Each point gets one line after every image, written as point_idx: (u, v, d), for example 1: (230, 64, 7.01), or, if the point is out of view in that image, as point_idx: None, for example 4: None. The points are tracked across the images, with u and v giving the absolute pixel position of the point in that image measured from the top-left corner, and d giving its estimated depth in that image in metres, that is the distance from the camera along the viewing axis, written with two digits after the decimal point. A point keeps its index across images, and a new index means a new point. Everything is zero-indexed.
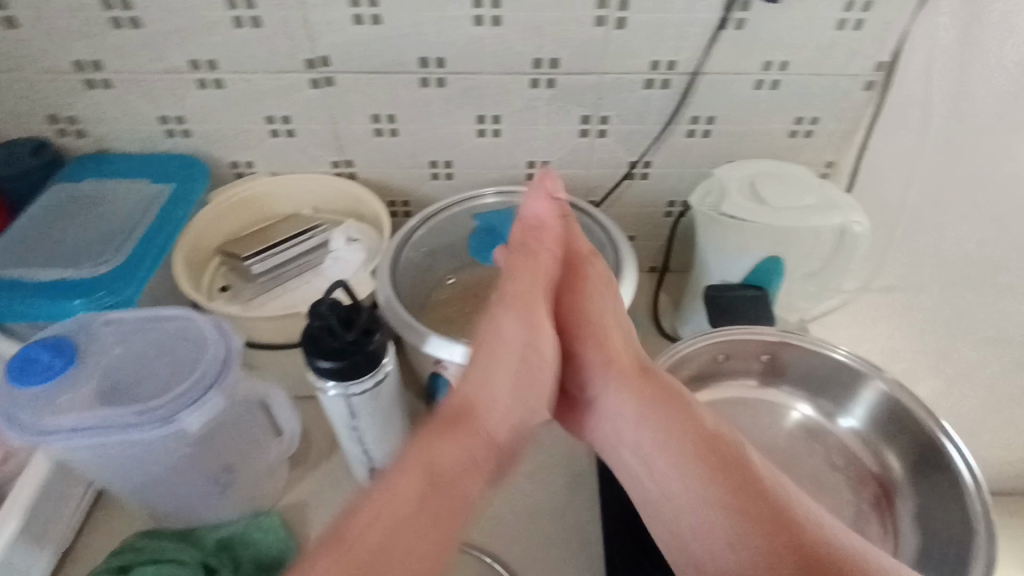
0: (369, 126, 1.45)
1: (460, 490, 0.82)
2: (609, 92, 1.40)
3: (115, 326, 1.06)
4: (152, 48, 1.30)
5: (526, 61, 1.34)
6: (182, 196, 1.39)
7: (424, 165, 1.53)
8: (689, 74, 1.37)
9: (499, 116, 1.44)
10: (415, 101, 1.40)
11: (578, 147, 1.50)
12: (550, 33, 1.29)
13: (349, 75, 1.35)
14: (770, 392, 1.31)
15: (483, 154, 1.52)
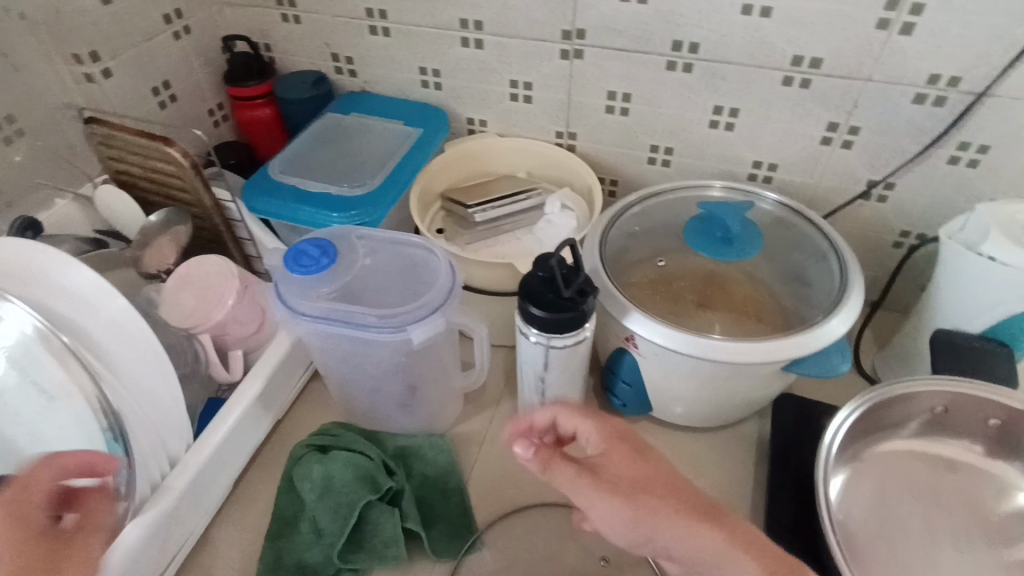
0: (603, 101, 1.48)
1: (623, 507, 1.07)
2: (870, 102, 1.29)
3: (366, 241, 1.21)
4: (433, 4, 1.44)
5: (784, 58, 1.28)
6: (426, 141, 1.55)
7: (645, 148, 1.53)
8: (975, 94, 1.21)
9: (737, 110, 1.39)
10: (656, 83, 1.41)
11: (814, 155, 1.41)
12: (821, 31, 1.22)
13: (599, 49, 1.39)
14: (996, 465, 1.17)
15: (708, 147, 1.48)
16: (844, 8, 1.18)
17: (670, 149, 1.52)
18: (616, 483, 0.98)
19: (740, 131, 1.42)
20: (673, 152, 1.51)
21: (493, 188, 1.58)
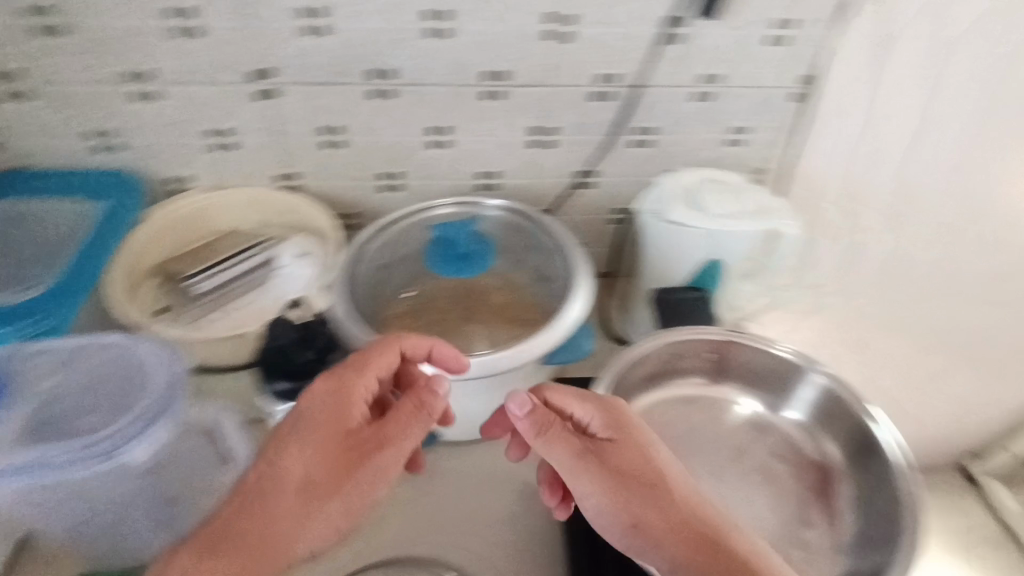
0: (419, 139, 1.05)
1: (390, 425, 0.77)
2: (749, 89, 1.00)
3: (40, 352, 0.82)
4: (145, 65, 0.93)
5: (655, 29, 0.93)
6: (112, 228, 1.01)
7: (473, 175, 1.11)
8: (807, 77, 1.00)
9: (606, 116, 1.04)
10: (473, 110, 1.02)
11: (708, 161, 1.11)
12: (705, 11, 0.91)
13: (408, 90, 0.99)
14: (725, 389, 1.01)
15: (562, 159, 1.10)
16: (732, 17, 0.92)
17: (529, 149, 1.06)
18: (320, 452, 0.72)
19: (590, 149, 1.08)
20: (526, 147, 1.06)
21: (224, 243, 1.11)
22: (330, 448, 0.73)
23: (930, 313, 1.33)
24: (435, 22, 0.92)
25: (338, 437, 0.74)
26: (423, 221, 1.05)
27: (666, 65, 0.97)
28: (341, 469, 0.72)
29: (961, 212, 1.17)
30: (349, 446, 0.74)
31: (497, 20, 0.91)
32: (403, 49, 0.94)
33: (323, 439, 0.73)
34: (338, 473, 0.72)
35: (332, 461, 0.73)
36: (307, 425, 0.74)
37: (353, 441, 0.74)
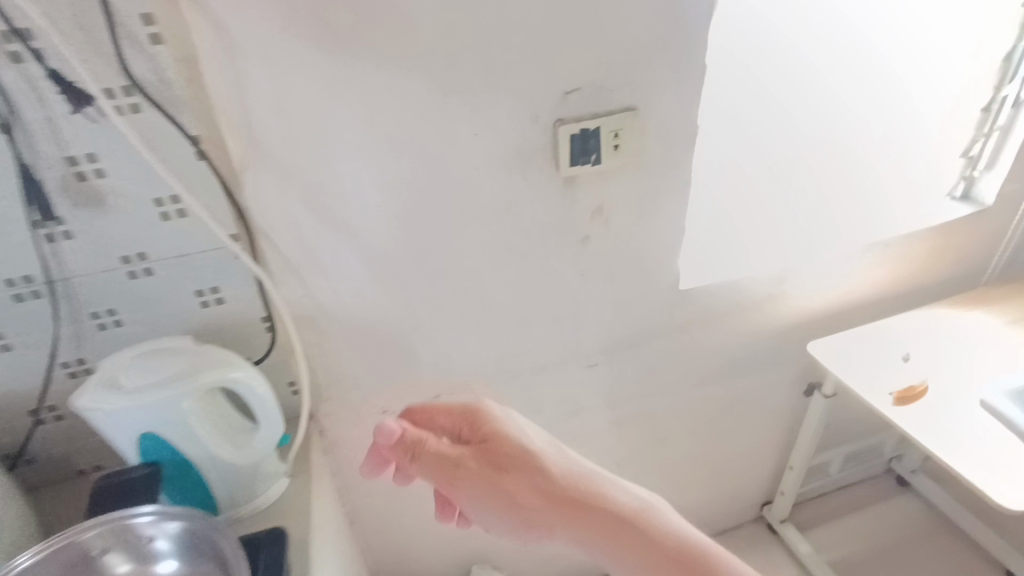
0: (70, 297, 0.70)
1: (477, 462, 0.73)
2: (535, 179, 0.83)
3: None
4: None
5: (402, 163, 0.77)
6: None
7: (133, 317, 0.73)
8: (601, 214, 0.90)
9: (301, 232, 0.77)
10: (150, 234, 0.69)
11: (502, 240, 0.87)
12: (465, 132, 0.77)
13: (56, 240, 0.66)
14: None
15: (292, 279, 0.79)
16: (503, 167, 0.81)
17: (141, 295, 0.72)
18: (501, 491, 0.71)
19: (289, 263, 0.78)
20: (172, 297, 0.74)
21: None
22: (495, 488, 0.71)
23: (743, 392, 1.27)
24: (307, 184, 0.74)
25: (499, 457, 0.73)
26: (213, 364, 0.68)
27: (533, 176, 0.83)
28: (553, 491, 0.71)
29: (825, 309, 1.19)
30: (496, 478, 0.71)
31: (325, 196, 0.75)
32: (201, 198, 0.68)
33: (491, 474, 0.72)
34: (558, 502, 0.70)
35: (536, 486, 0.71)
36: (479, 483, 0.71)
37: (488, 458, 0.73)
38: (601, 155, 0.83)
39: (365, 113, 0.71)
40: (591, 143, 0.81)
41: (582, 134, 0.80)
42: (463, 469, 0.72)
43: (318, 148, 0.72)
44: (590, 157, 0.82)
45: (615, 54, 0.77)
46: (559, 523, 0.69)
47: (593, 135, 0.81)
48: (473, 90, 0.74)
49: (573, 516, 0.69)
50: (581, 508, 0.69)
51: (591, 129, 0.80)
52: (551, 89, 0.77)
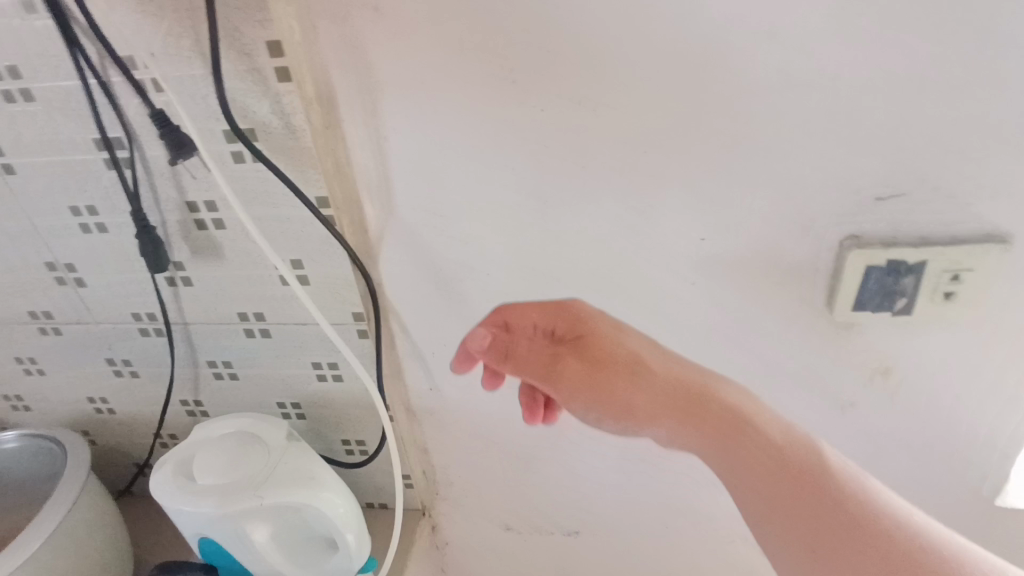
0: (191, 342, 0.62)
1: (574, 367, 0.53)
2: (786, 314, 0.53)
3: None
4: None
5: (585, 258, 0.53)
6: None
7: (250, 375, 0.64)
8: (887, 379, 0.56)
9: (439, 319, 0.59)
10: (268, 295, 0.57)
11: None
12: (687, 230, 0.50)
13: (178, 284, 0.58)
14: None
15: (421, 367, 0.63)
16: (739, 287, 0.52)
17: (257, 352, 0.62)
18: (597, 376, 0.53)
19: (421, 350, 0.61)
20: (288, 362, 0.62)
21: None
22: (609, 387, 0.53)
23: None
24: (453, 267, 0.55)
25: (610, 387, 0.53)
26: (291, 472, 0.57)
27: (783, 310, 0.53)
28: (684, 400, 0.51)
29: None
30: (612, 395, 0.53)
31: (474, 285, 0.56)
32: (323, 266, 0.54)
33: (589, 363, 0.53)
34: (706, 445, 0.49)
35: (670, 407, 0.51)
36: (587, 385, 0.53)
37: (589, 356, 0.53)
38: (914, 303, 0.49)
39: (542, 189, 0.50)
40: (901, 283, 0.49)
41: (888, 269, 0.48)
42: (563, 374, 0.54)
43: (474, 225, 0.52)
44: (891, 303, 0.50)
45: (988, 147, 0.43)
46: (702, 447, 0.50)
47: (908, 273, 0.48)
48: (712, 176, 0.47)
49: (725, 457, 0.48)
50: (738, 461, 0.47)
51: (908, 262, 0.48)
52: (844, 188, 0.46)
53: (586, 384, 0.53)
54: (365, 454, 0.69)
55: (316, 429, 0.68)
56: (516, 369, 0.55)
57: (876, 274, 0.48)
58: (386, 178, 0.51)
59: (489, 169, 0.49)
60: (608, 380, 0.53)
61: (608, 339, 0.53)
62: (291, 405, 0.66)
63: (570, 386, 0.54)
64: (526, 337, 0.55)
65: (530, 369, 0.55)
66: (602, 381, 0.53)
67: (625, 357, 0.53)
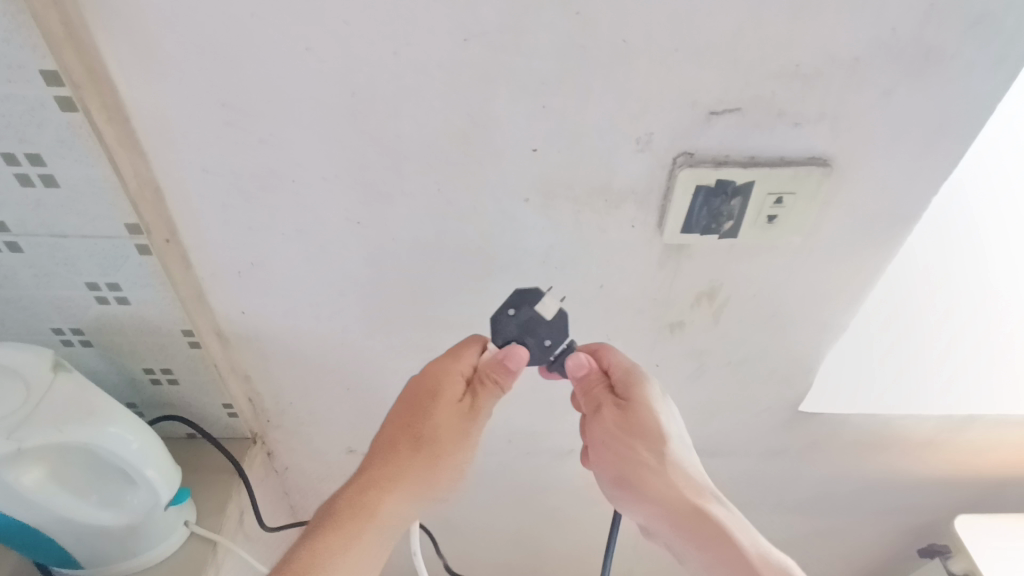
0: None
1: (625, 446, 0.56)
2: (620, 236, 0.51)
3: None
4: None
5: (407, 169, 0.47)
6: None
7: (8, 298, 0.53)
8: (712, 301, 0.56)
9: (241, 233, 0.50)
10: (5, 200, 0.45)
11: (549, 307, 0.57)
12: (518, 141, 0.45)
13: None
14: None
15: (227, 288, 0.54)
16: (573, 206, 0.49)
17: (10, 270, 0.50)
18: (616, 439, 0.56)
19: (224, 270, 0.53)
20: (52, 282, 0.51)
21: None
22: (611, 448, 0.56)
23: (838, 535, 0.93)
24: (251, 173, 0.46)
25: (619, 431, 0.56)
26: (59, 407, 0.47)
27: (618, 232, 0.50)
28: (681, 507, 0.53)
29: (1000, 474, 0.82)
30: (613, 444, 0.56)
31: (280, 196, 0.48)
32: (74, 165, 0.43)
33: (622, 426, 0.56)
34: (615, 438, 0.56)
35: (612, 453, 0.57)
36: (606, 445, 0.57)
37: (617, 418, 0.56)
38: (740, 225, 0.49)
39: (350, 83, 0.42)
40: (729, 206, 0.48)
41: (717, 191, 0.47)
42: (607, 444, 0.57)
43: (271, 122, 0.44)
44: (718, 226, 0.49)
45: (821, 66, 0.41)
46: (611, 465, 0.57)
47: (736, 195, 0.47)
48: (543, 78, 0.42)
49: (613, 476, 0.57)
50: (625, 473, 0.56)
51: (736, 184, 0.46)
52: (679, 102, 0.43)
53: (598, 440, 0.57)
54: (174, 384, 0.61)
55: (109, 357, 0.58)
56: (593, 428, 0.57)
57: (707, 197, 0.47)
58: (144, 54, 0.40)
59: (280, 53, 0.40)
60: (637, 442, 0.55)
61: (646, 462, 0.55)
62: (70, 331, 0.56)
63: (597, 436, 0.57)
64: (602, 431, 0.57)
65: (597, 428, 0.57)
66: (632, 437, 0.55)
67: (647, 427, 0.55)
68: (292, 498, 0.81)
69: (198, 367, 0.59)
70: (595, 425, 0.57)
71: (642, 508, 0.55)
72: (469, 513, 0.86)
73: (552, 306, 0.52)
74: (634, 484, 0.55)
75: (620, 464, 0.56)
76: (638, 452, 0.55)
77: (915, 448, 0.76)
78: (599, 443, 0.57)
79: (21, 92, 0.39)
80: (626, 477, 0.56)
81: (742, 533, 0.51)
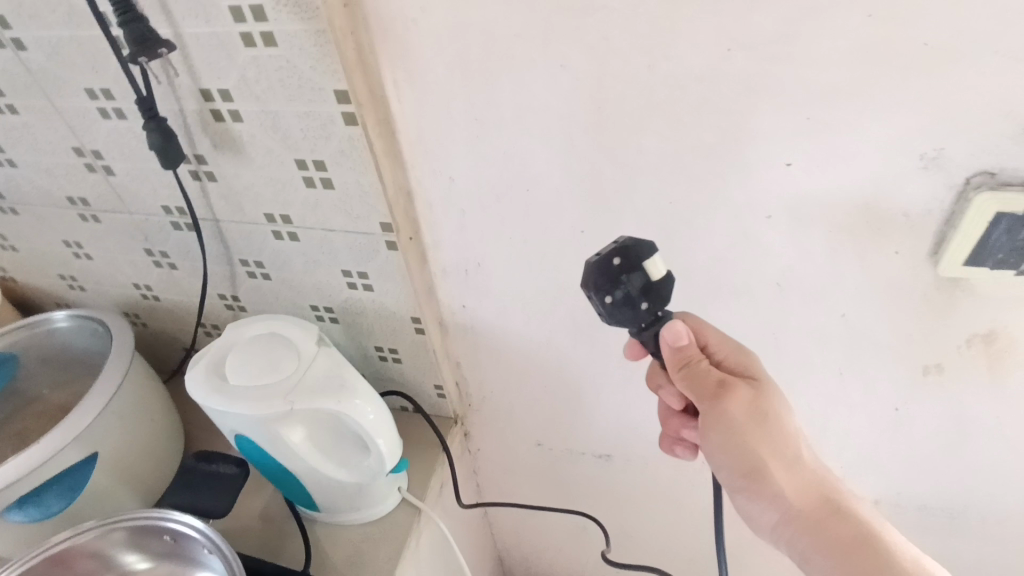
0: (224, 239, 0.60)
1: (758, 414, 0.46)
2: (877, 264, 0.44)
3: None
4: None
5: (642, 182, 0.45)
6: None
7: (282, 277, 0.62)
8: (989, 345, 0.47)
9: (473, 235, 0.53)
10: (293, 199, 0.53)
11: (778, 334, 0.52)
12: (770, 155, 0.41)
13: (204, 179, 0.55)
14: None
15: (453, 284, 0.59)
16: (824, 228, 0.44)
17: (288, 254, 0.59)
18: (727, 399, 0.46)
19: (453, 267, 0.57)
20: (317, 266, 0.60)
21: None
22: (730, 435, 0.46)
23: None
24: (490, 181, 0.49)
25: (745, 432, 0.46)
26: (318, 377, 0.55)
27: (876, 258, 0.44)
28: (816, 512, 0.45)
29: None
30: (730, 427, 0.46)
31: (512, 203, 0.50)
32: (347, 170, 0.49)
33: (749, 429, 0.46)
34: (733, 418, 0.46)
35: (735, 447, 0.46)
36: (724, 432, 0.46)
37: (727, 394, 0.46)
38: (671, 285, 0.46)
39: (598, 97, 0.42)
40: (645, 279, 0.45)
41: (604, 268, 0.44)
42: (724, 424, 0.46)
43: (515, 135, 0.45)
44: (640, 312, 0.46)
45: None
46: (736, 454, 0.46)
47: (633, 269, 0.44)
48: (812, 89, 0.38)
49: (735, 474, 0.47)
50: (752, 466, 0.46)
51: (615, 259, 0.44)
52: (987, 116, 0.36)
53: (721, 418, 0.46)
54: (398, 363, 0.68)
55: (349, 333, 0.67)
56: (710, 414, 0.47)
57: (596, 289, 0.44)
58: (417, 73, 0.44)
59: (534, 69, 0.41)
60: (762, 427, 0.46)
61: (772, 408, 0.47)
62: (324, 309, 0.65)
63: (710, 387, 0.47)
64: (759, 454, 0.46)
65: (711, 405, 0.47)
66: (754, 419, 0.46)
67: (754, 407, 0.46)
68: (480, 478, 0.86)
69: (419, 351, 0.65)
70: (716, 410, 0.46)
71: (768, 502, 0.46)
72: (646, 525, 0.84)
73: (662, 267, 0.44)
74: (763, 485, 0.46)
75: (744, 464, 0.46)
76: (756, 398, 0.47)
77: None
78: (719, 424, 0.46)
79: (317, 108, 0.46)
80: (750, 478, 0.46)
81: (889, 533, 0.44)
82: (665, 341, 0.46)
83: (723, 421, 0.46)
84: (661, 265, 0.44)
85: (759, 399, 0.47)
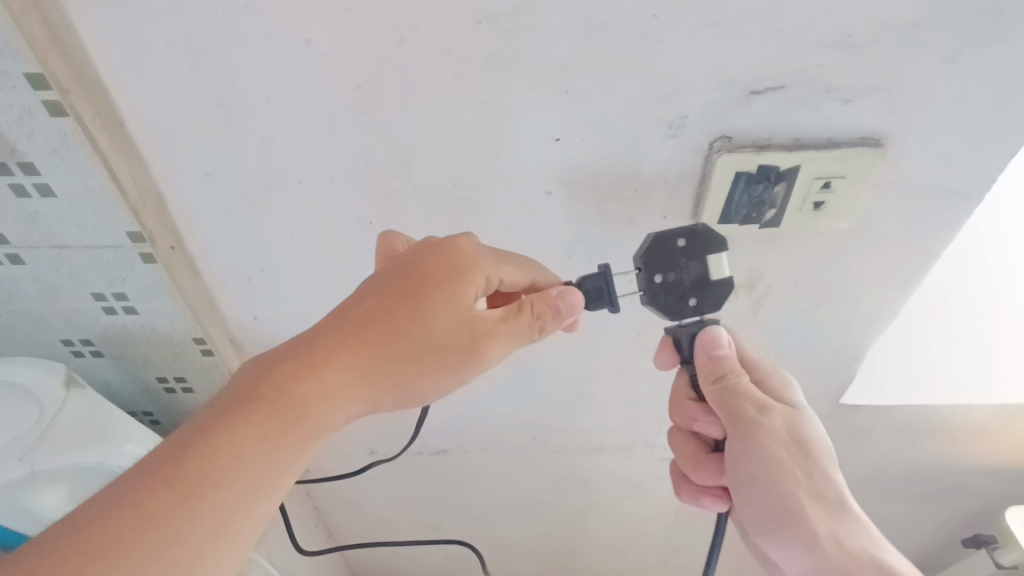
0: None
1: (773, 420, 0.46)
2: (650, 228, 0.47)
3: None
4: None
5: (419, 164, 0.43)
6: None
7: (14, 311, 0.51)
8: (750, 291, 0.53)
9: (248, 235, 0.48)
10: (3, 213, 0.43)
11: None
12: (538, 130, 0.41)
13: None
14: None
15: (237, 294, 0.52)
16: (601, 198, 0.45)
17: (16, 281, 0.48)
18: (742, 403, 0.46)
19: (233, 274, 0.50)
20: (60, 293, 0.49)
21: None
22: (749, 434, 0.46)
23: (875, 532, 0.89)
24: (255, 174, 0.43)
25: (782, 459, 0.45)
26: (68, 433, 0.46)
27: (647, 223, 0.47)
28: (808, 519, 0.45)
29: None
30: (742, 421, 0.46)
31: (288, 198, 0.45)
32: (68, 174, 0.41)
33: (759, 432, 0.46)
34: (749, 416, 0.46)
35: (747, 443, 0.46)
36: (739, 429, 0.46)
37: (743, 398, 0.46)
38: (726, 292, 0.45)
39: (353, 75, 0.38)
40: (704, 277, 0.44)
41: (666, 246, 0.43)
42: (737, 425, 0.46)
43: (270, 122, 0.41)
44: (685, 304, 0.45)
45: (873, 38, 0.37)
46: (748, 450, 0.46)
47: (695, 261, 0.44)
48: (563, 62, 0.38)
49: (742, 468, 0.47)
50: (765, 466, 0.46)
51: (680, 241, 0.43)
52: (713, 85, 0.39)
53: (732, 416, 0.46)
54: (189, 392, 0.59)
55: (120, 366, 0.57)
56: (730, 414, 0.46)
57: (649, 262, 0.43)
58: (134, 54, 0.37)
59: (275, 46, 0.37)
60: (771, 439, 0.46)
61: (789, 423, 0.46)
62: (80, 343, 0.54)
63: (730, 392, 0.46)
64: (764, 460, 0.46)
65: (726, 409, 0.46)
66: (766, 430, 0.46)
67: (770, 418, 0.46)
68: (314, 498, 0.79)
69: (210, 376, 0.57)
70: (751, 435, 0.46)
71: (807, 533, 0.44)
72: (491, 511, 0.84)
73: (724, 269, 0.44)
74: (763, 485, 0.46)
75: (778, 495, 0.45)
76: (772, 409, 0.46)
77: (955, 440, 0.72)
78: (730, 419, 0.46)
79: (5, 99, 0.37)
80: (791, 504, 0.45)
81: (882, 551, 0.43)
82: (704, 346, 0.46)
83: (737, 422, 0.46)
84: (724, 267, 0.44)
85: (774, 411, 0.46)
